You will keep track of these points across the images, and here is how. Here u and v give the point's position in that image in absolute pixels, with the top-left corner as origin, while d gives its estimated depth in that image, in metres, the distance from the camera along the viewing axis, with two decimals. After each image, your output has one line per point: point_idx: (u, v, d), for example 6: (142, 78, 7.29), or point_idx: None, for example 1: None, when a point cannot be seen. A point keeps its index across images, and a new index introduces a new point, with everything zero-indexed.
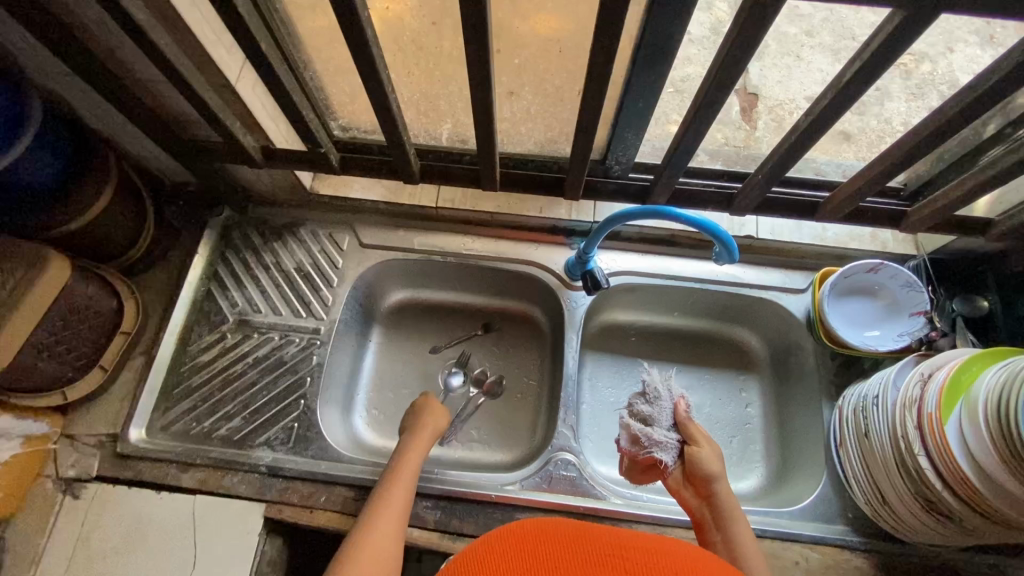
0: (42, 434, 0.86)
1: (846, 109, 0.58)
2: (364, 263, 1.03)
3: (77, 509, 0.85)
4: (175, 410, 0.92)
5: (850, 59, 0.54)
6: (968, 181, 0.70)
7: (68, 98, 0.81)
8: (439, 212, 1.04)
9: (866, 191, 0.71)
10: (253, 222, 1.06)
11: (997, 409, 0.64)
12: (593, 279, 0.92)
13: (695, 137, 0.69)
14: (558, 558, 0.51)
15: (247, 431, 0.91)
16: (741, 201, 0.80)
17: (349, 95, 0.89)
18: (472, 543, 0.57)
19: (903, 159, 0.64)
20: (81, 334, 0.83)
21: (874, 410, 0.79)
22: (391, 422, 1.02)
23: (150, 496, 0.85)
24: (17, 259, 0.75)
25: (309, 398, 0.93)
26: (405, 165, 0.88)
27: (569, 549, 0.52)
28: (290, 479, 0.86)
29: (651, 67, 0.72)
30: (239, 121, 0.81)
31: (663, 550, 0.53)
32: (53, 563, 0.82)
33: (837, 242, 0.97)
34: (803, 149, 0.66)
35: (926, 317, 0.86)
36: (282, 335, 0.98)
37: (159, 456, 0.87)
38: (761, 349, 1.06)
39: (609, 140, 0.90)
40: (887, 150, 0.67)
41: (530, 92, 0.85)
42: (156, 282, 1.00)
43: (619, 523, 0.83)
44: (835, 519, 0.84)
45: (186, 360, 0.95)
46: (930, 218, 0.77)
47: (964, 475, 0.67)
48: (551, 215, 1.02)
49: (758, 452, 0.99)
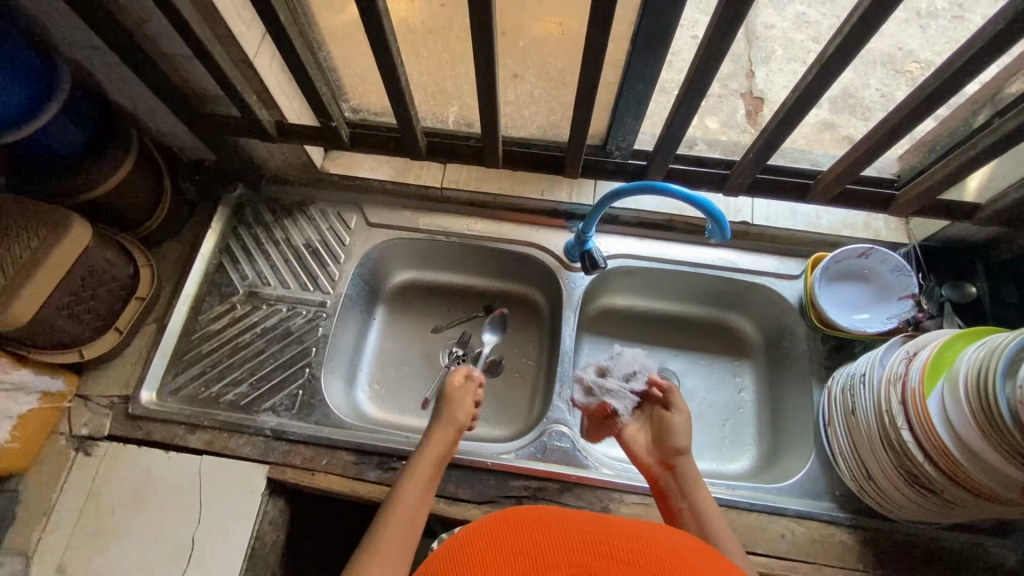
0: (58, 393, 0.89)
1: (830, 86, 0.62)
2: (370, 241, 1.06)
3: (88, 466, 0.88)
4: (185, 375, 0.95)
5: (832, 36, 0.58)
6: (951, 163, 0.73)
7: (94, 71, 0.85)
8: (444, 193, 1.07)
9: (850, 173, 0.75)
10: (265, 200, 1.10)
11: (976, 382, 0.66)
12: (591, 258, 0.96)
13: (687, 113, 0.72)
14: (545, 546, 0.48)
15: (253, 397, 0.94)
16: (733, 180, 0.83)
17: (361, 76, 0.94)
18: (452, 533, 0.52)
19: (889, 136, 0.67)
20: (99, 297, 0.87)
21: (860, 388, 0.82)
22: (393, 396, 1.05)
23: (159, 456, 0.88)
24: (41, 221, 0.79)
25: (314, 367, 0.97)
26: (412, 143, 0.92)
27: (556, 536, 0.49)
28: (293, 443, 0.89)
29: (648, 51, 0.76)
30: (256, 96, 0.85)
31: (651, 537, 0.50)
32: (64, 516, 0.85)
33: (830, 229, 1.00)
34: (790, 127, 0.68)
35: (914, 301, 0.89)
36: (290, 307, 1.01)
37: (168, 418, 0.91)
38: (755, 336, 1.08)
39: (609, 125, 0.93)
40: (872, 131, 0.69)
41: (533, 75, 0.89)
42: (171, 254, 1.04)
43: (610, 493, 0.85)
44: (823, 496, 0.86)
45: (197, 329, 0.99)
46: (916, 200, 0.80)
47: (944, 446, 0.70)
48: (553, 198, 1.05)
49: (750, 435, 1.01)
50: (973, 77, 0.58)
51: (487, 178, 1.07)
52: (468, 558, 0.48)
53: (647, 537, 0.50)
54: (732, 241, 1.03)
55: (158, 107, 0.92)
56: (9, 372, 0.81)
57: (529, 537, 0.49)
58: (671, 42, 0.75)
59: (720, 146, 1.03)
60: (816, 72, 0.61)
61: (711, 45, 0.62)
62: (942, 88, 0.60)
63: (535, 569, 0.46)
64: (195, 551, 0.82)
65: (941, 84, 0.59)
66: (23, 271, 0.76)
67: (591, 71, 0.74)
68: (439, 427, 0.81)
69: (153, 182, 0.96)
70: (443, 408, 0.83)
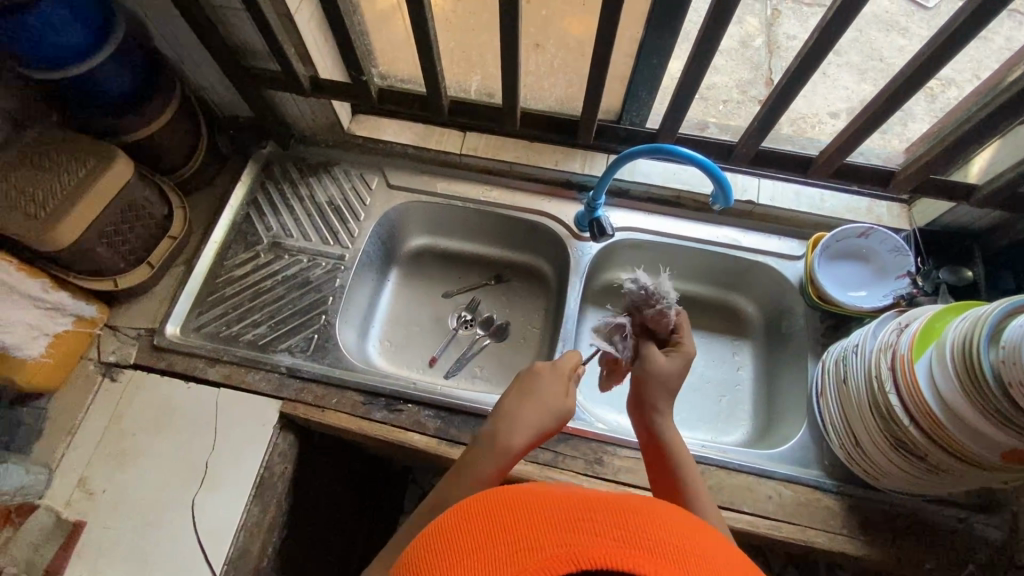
0: (90, 319, 0.95)
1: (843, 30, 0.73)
2: (390, 201, 1.11)
3: (114, 391, 0.93)
4: (207, 314, 1.01)
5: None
6: (952, 137, 0.82)
7: (145, 22, 0.92)
8: (463, 159, 1.12)
9: (854, 140, 0.87)
10: (293, 159, 1.16)
11: (962, 346, 0.68)
12: (599, 225, 1.01)
13: (696, 76, 0.84)
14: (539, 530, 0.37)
15: (271, 338, 0.99)
16: (741, 148, 0.95)
17: (393, 42, 1.00)
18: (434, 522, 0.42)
19: (893, 99, 0.80)
20: (135, 231, 0.94)
21: (853, 357, 0.85)
22: (403, 352, 1.10)
23: (179, 385, 0.93)
24: (88, 152, 0.85)
25: (330, 314, 1.02)
26: (436, 104, 0.97)
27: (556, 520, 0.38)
28: (306, 381, 0.94)
29: (664, 23, 0.81)
30: (294, 50, 0.91)
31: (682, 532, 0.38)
32: (85, 437, 0.89)
33: (834, 213, 1.05)
34: (804, 76, 0.81)
35: (910, 279, 0.95)
36: (310, 258, 1.06)
37: (189, 351, 0.96)
38: (756, 316, 1.11)
39: (624, 99, 0.98)
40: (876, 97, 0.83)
41: (554, 46, 0.97)
42: (203, 202, 1.10)
43: (605, 446, 0.89)
44: (811, 464, 0.90)
45: (221, 273, 1.04)
46: (914, 178, 0.88)
47: (929, 409, 0.72)
48: (566, 168, 1.10)
49: (745, 411, 1.04)
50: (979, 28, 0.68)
51: (504, 147, 1.12)
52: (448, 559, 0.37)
53: (640, 505, 0.40)
54: (737, 220, 1.07)
55: (202, 60, 0.99)
56: (49, 292, 0.85)
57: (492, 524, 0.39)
58: (683, 17, 0.80)
59: (731, 130, 1.09)
60: (819, 35, 0.75)
61: (719, 7, 0.73)
62: (951, 39, 0.70)
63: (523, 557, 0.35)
64: (208, 475, 0.87)
65: (953, 33, 0.69)
66: (71, 196, 0.82)
67: (607, 38, 0.79)
68: (516, 426, 0.70)
69: (190, 131, 1.02)
70: (529, 403, 0.72)
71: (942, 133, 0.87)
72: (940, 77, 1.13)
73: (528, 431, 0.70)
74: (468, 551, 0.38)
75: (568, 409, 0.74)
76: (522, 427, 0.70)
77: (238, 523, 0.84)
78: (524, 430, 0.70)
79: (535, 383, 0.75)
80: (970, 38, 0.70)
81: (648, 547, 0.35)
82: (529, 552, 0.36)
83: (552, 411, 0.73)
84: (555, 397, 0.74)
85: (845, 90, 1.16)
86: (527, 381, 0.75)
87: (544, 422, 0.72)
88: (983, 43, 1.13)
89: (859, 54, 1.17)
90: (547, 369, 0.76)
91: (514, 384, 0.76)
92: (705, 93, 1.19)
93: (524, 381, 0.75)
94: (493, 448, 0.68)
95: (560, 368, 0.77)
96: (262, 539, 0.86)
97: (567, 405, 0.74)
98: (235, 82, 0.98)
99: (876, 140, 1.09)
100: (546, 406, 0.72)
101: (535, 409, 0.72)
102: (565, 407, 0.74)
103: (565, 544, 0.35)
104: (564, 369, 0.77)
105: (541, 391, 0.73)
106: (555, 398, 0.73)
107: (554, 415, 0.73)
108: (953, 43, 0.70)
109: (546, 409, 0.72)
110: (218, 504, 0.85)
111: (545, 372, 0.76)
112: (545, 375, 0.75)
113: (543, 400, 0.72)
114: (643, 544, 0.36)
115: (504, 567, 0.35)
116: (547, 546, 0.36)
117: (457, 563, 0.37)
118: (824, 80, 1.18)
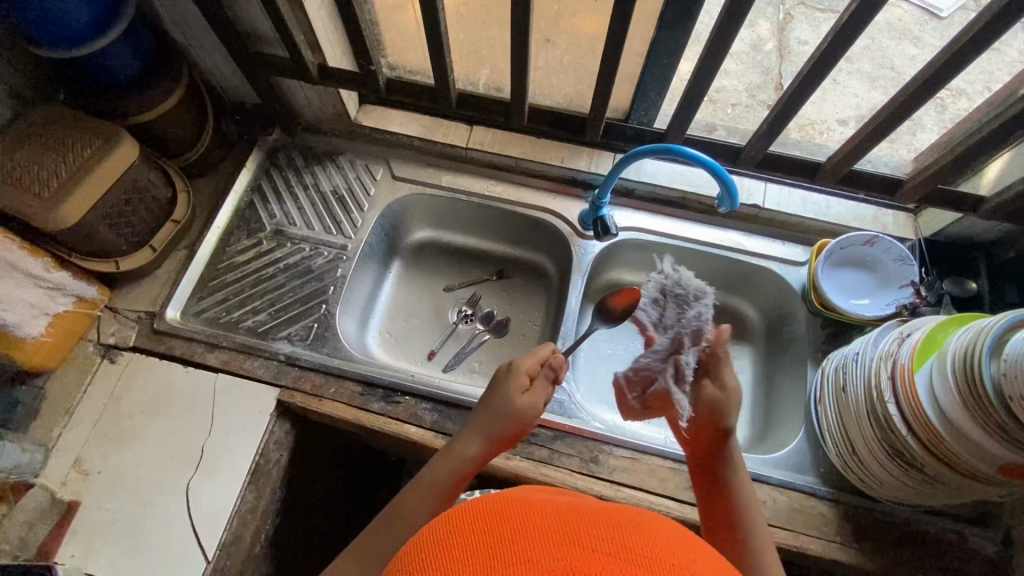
0: (91, 300, 0.94)
1: (854, 38, 0.73)
2: (395, 193, 1.11)
3: (112, 372, 0.93)
4: (208, 300, 1.01)
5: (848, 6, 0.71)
6: (961, 148, 0.81)
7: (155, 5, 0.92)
8: (470, 153, 1.12)
9: (862, 147, 0.87)
10: (299, 147, 1.16)
11: (963, 359, 0.68)
12: (604, 224, 1.00)
13: (706, 77, 0.83)
14: (539, 542, 0.36)
15: (270, 325, 0.99)
16: (748, 151, 0.94)
17: (402, 32, 1.00)
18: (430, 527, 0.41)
19: (902, 108, 0.80)
20: (138, 213, 0.94)
21: (853, 365, 0.84)
22: (402, 344, 1.10)
23: (179, 368, 0.93)
24: (96, 131, 0.85)
25: (330, 304, 1.02)
26: (444, 95, 0.97)
27: (558, 532, 0.37)
28: (304, 369, 0.94)
29: (675, 23, 0.80)
30: (304, 37, 0.91)
31: (684, 555, 0.38)
32: (82, 418, 0.89)
33: (839, 220, 1.05)
34: (815, 82, 0.80)
35: (913, 288, 0.95)
36: (312, 247, 1.06)
37: (189, 335, 0.96)
38: (756, 322, 1.10)
39: (633, 98, 0.98)
40: (885, 105, 0.82)
41: (564, 41, 0.96)
42: (207, 187, 1.10)
43: (601, 445, 0.89)
44: (807, 470, 0.90)
45: (223, 259, 1.04)
46: (923, 186, 0.88)
47: (927, 419, 0.72)
48: (572, 165, 1.09)
49: (743, 416, 1.04)
50: (992, 40, 0.68)
51: (509, 142, 1.11)
52: (443, 560, 0.37)
53: (637, 527, 0.39)
54: (741, 224, 1.06)
55: (209, 42, 0.98)
56: (51, 271, 0.85)
57: (484, 535, 0.38)
58: (695, 18, 0.80)
59: (739, 134, 1.06)
60: (831, 41, 0.74)
61: (732, 7, 0.72)
62: (963, 51, 0.70)
63: (521, 568, 0.35)
64: (204, 458, 0.87)
65: (965, 44, 0.69)
66: (75, 176, 0.81)
67: (619, 37, 0.79)
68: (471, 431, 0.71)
69: (197, 115, 1.02)
70: (486, 410, 0.73)
71: (951, 142, 0.87)
72: (950, 88, 1.13)
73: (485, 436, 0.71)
74: (462, 557, 0.37)
75: (526, 411, 0.72)
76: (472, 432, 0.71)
77: (232, 508, 0.84)
78: (480, 435, 0.71)
79: (496, 384, 0.74)
80: (983, 48, 0.69)
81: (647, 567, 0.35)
82: (529, 562, 0.35)
83: (506, 415, 0.72)
84: (511, 400, 0.72)
85: (856, 96, 1.16)
86: (499, 383, 0.74)
87: (499, 427, 0.71)
88: (994, 56, 1.13)
89: (871, 62, 1.17)
90: (507, 368, 0.75)
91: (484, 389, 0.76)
92: (714, 96, 1.18)
93: (490, 385, 0.76)
94: (448, 457, 0.70)
95: (522, 367, 0.75)
96: (256, 526, 0.86)
97: (527, 408, 0.73)
98: (245, 67, 0.98)
99: (885, 148, 1.08)
100: (503, 410, 0.72)
101: (495, 415, 0.72)
102: (525, 410, 0.72)
103: (557, 557, 0.35)
104: (524, 366, 0.75)
105: (502, 396, 0.73)
106: (510, 399, 0.72)
107: (510, 417, 0.72)
108: (965, 52, 0.69)
109: (500, 416, 0.71)
110: (213, 488, 0.85)
111: (506, 373, 0.75)
112: (506, 377, 0.74)
113: (499, 404, 0.72)
114: (642, 563, 0.35)
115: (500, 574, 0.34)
116: (542, 559, 0.35)
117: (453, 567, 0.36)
118: (833, 87, 1.17)
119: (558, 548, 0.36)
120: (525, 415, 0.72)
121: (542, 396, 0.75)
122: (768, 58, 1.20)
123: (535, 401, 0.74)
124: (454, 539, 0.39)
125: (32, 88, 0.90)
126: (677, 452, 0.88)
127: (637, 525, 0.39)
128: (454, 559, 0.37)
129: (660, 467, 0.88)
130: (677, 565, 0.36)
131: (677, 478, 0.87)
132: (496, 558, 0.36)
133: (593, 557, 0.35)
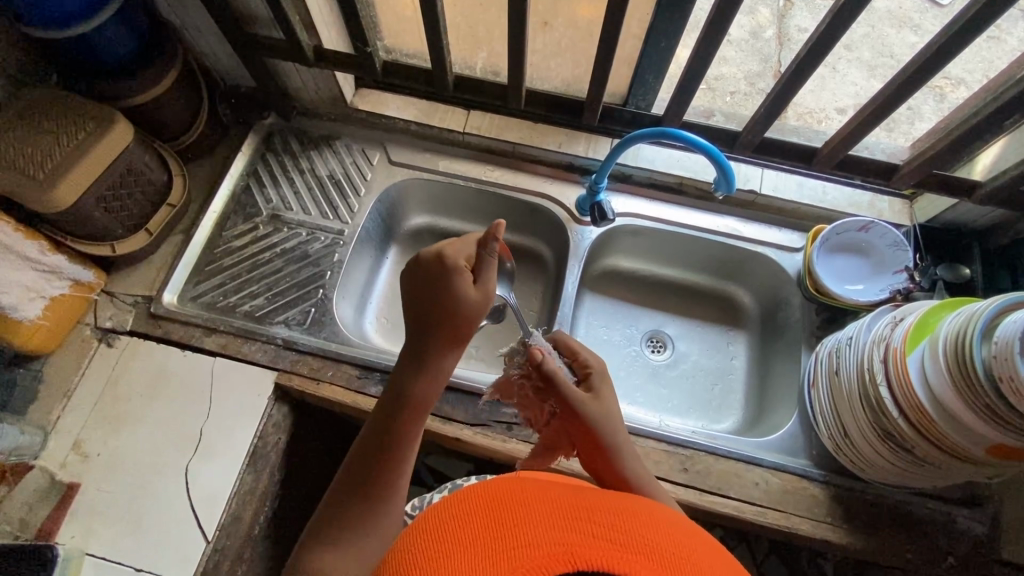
0: (87, 284, 0.94)
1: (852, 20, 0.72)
2: (391, 177, 1.11)
3: (110, 356, 0.93)
4: (204, 285, 1.01)
5: None
6: (955, 134, 0.82)
7: None
8: (467, 137, 1.11)
9: (857, 134, 0.87)
10: (295, 131, 1.15)
11: (955, 343, 0.68)
12: (600, 210, 1.00)
13: (704, 61, 0.83)
14: (539, 528, 0.36)
15: (268, 310, 0.99)
16: (745, 137, 0.95)
17: (397, 16, 0.99)
18: (429, 510, 0.42)
19: (897, 94, 0.80)
20: (133, 196, 0.93)
21: (846, 349, 0.85)
22: (399, 330, 1.10)
23: (176, 353, 0.93)
24: (88, 114, 0.85)
25: (328, 289, 1.02)
26: (441, 79, 0.97)
27: (558, 518, 0.37)
28: (302, 354, 0.95)
29: (672, 7, 0.80)
30: (300, 19, 0.91)
31: (683, 545, 0.37)
32: (80, 401, 0.89)
33: (835, 206, 1.05)
34: (809, 68, 0.80)
35: (908, 274, 0.95)
36: (309, 232, 1.06)
37: (186, 319, 0.96)
38: (751, 308, 1.11)
39: (631, 83, 0.98)
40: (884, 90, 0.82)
41: (562, 24, 0.95)
42: (203, 171, 1.10)
43: None
44: (800, 453, 0.91)
45: (221, 244, 1.04)
46: (918, 171, 0.89)
47: (919, 402, 0.73)
48: (569, 151, 1.09)
49: (737, 400, 1.05)
50: (986, 24, 0.68)
51: (508, 127, 1.11)
52: (440, 548, 0.37)
53: (637, 514, 0.39)
54: (739, 210, 1.06)
55: (202, 23, 0.97)
56: (47, 254, 0.85)
57: (481, 522, 0.38)
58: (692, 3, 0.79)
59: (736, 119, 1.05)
60: (828, 24, 0.74)
61: None
62: (957, 35, 0.70)
63: (522, 558, 0.34)
64: (202, 442, 0.87)
65: (958, 29, 0.69)
66: (68, 159, 0.81)
67: (615, 20, 0.79)
68: (429, 338, 0.61)
69: (193, 97, 1.02)
70: (435, 310, 0.61)
71: (948, 127, 0.87)
72: (948, 75, 1.13)
73: (448, 338, 0.61)
74: (462, 545, 0.37)
75: (470, 300, 0.61)
76: (433, 339, 0.61)
77: (231, 491, 0.85)
78: (444, 344, 0.62)
79: (436, 280, 0.62)
80: (978, 32, 0.69)
81: (646, 552, 0.35)
82: (529, 549, 0.35)
83: (460, 310, 0.61)
84: (459, 292, 0.61)
85: (854, 84, 1.16)
86: (435, 277, 0.62)
87: (456, 326, 0.61)
88: (993, 43, 1.11)
89: (870, 50, 1.16)
90: (435, 257, 0.63)
91: (410, 285, 0.63)
92: (713, 83, 1.18)
93: (418, 277, 0.63)
94: (417, 372, 0.61)
95: (456, 259, 0.63)
96: (254, 507, 0.87)
97: (471, 293, 0.62)
98: (239, 48, 0.97)
99: (882, 136, 1.08)
100: (445, 305, 0.61)
101: (447, 312, 0.61)
102: (468, 303, 0.61)
103: (556, 542, 0.35)
104: (454, 251, 0.63)
105: (446, 292, 0.61)
106: (458, 296, 0.61)
107: (463, 312, 0.61)
108: (958, 37, 0.70)
109: (450, 312, 0.61)
110: (212, 470, 0.86)
111: (431, 261, 0.63)
112: (437, 270, 0.62)
113: (445, 305, 0.61)
114: (641, 549, 0.35)
115: (499, 562, 0.35)
116: (541, 545, 0.35)
117: (454, 555, 0.36)
118: (832, 75, 1.17)
119: (558, 532, 0.36)
120: (472, 303, 0.61)
121: (493, 279, 0.63)
122: (767, 45, 1.19)
123: (486, 292, 0.63)
124: (452, 527, 0.39)
125: (23, 68, 0.89)
126: (671, 436, 0.90)
127: (636, 513, 0.40)
128: (455, 545, 0.37)
129: (654, 448, 0.89)
130: (677, 554, 0.36)
131: (671, 460, 0.88)
132: (498, 543, 0.36)
133: (593, 543, 0.35)
